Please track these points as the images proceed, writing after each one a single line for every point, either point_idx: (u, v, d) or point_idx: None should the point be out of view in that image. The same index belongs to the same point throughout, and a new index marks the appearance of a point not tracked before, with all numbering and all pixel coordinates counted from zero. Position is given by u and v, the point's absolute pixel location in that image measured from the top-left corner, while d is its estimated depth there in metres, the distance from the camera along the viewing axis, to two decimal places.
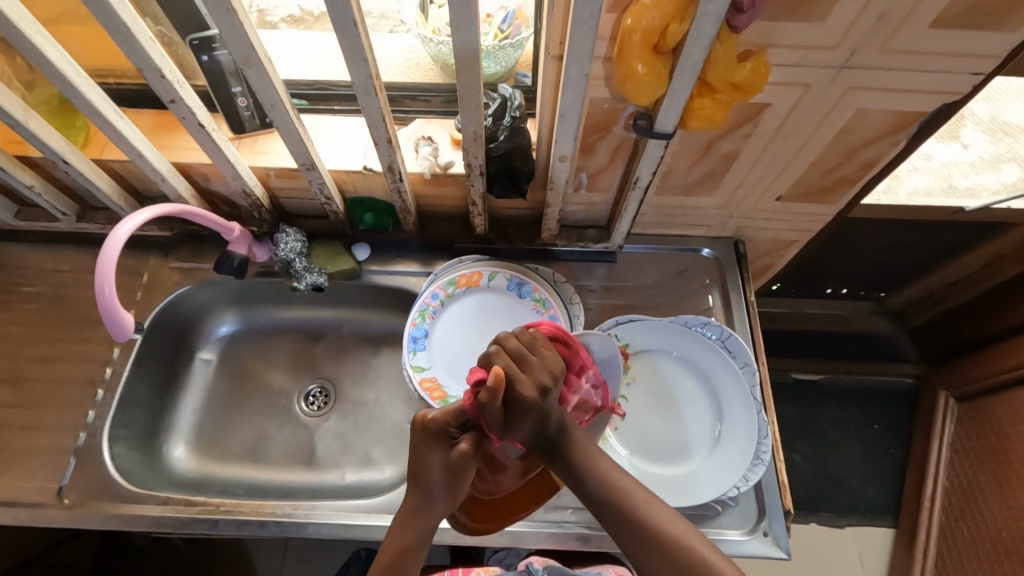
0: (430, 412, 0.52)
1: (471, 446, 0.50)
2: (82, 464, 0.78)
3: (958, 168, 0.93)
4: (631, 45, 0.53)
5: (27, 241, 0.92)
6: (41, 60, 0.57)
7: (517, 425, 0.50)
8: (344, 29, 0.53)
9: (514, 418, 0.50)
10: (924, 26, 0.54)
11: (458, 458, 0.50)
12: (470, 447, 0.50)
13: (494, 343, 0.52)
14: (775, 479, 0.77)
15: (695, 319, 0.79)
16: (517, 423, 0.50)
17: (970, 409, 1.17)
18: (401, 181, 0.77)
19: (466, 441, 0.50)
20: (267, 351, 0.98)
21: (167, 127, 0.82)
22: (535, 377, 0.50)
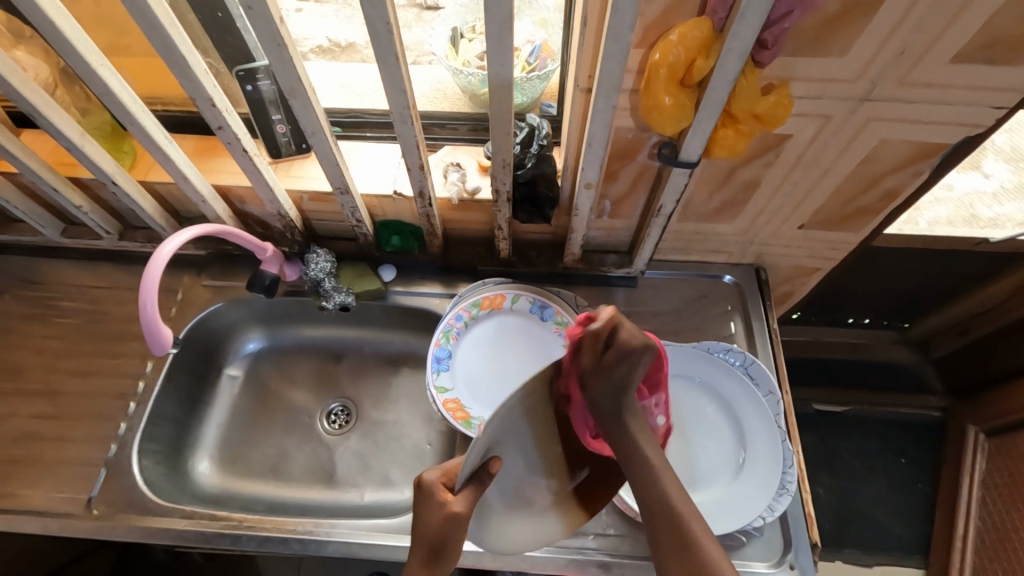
0: (424, 476, 0.53)
1: (467, 507, 0.52)
2: (112, 476, 0.80)
3: (980, 198, 0.95)
4: (657, 79, 0.55)
5: (68, 258, 0.96)
6: (104, 89, 0.61)
7: (615, 372, 0.57)
8: (386, 62, 0.56)
9: (620, 366, 0.57)
10: (945, 60, 0.55)
11: (456, 520, 0.52)
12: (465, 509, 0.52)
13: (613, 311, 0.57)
14: (801, 510, 0.76)
15: (718, 345, 0.80)
16: (606, 377, 0.57)
17: (1000, 445, 1.14)
18: (430, 206, 0.80)
19: (460, 505, 0.52)
20: (290, 369, 1.00)
21: (210, 152, 0.86)
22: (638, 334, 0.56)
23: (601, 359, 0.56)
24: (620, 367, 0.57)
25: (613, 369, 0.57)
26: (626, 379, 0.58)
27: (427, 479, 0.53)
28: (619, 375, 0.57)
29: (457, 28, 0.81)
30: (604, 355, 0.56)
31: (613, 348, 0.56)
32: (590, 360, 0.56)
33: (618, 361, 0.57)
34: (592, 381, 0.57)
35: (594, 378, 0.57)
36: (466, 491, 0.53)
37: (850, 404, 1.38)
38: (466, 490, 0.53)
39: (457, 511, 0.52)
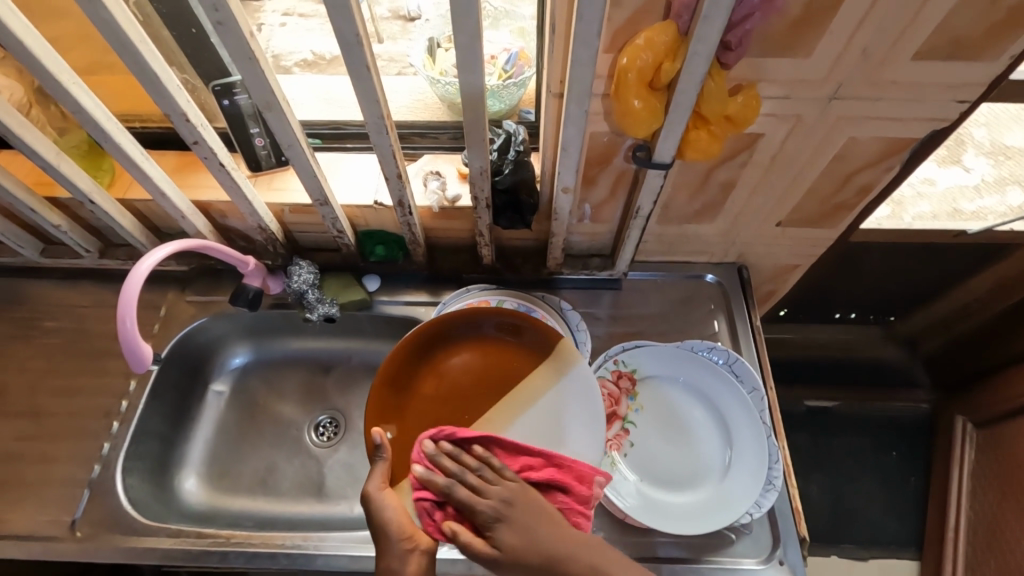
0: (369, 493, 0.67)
1: (368, 485, 0.65)
2: (95, 497, 0.79)
3: (964, 192, 0.96)
4: (626, 83, 0.56)
5: (50, 278, 0.96)
6: (76, 107, 0.61)
7: (486, 492, 0.61)
8: (358, 73, 0.56)
9: (486, 489, 0.61)
10: (907, 58, 0.56)
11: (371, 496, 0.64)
12: (369, 488, 0.64)
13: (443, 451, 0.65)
14: (789, 505, 0.76)
15: (701, 345, 0.81)
16: (494, 493, 0.61)
17: (988, 434, 1.15)
18: (410, 215, 0.80)
19: (368, 486, 0.65)
20: (277, 383, 1.00)
21: (189, 167, 0.86)
22: (450, 468, 0.63)
23: (478, 476, 0.63)
24: (489, 489, 0.61)
25: (493, 483, 0.62)
26: (513, 490, 0.61)
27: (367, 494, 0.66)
28: (495, 489, 0.62)
29: (434, 39, 0.81)
30: (461, 484, 0.62)
31: (477, 465, 0.63)
32: (468, 495, 0.61)
33: (492, 474, 0.63)
34: (483, 501, 0.60)
35: (488, 508, 0.60)
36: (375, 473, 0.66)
37: (840, 399, 1.38)
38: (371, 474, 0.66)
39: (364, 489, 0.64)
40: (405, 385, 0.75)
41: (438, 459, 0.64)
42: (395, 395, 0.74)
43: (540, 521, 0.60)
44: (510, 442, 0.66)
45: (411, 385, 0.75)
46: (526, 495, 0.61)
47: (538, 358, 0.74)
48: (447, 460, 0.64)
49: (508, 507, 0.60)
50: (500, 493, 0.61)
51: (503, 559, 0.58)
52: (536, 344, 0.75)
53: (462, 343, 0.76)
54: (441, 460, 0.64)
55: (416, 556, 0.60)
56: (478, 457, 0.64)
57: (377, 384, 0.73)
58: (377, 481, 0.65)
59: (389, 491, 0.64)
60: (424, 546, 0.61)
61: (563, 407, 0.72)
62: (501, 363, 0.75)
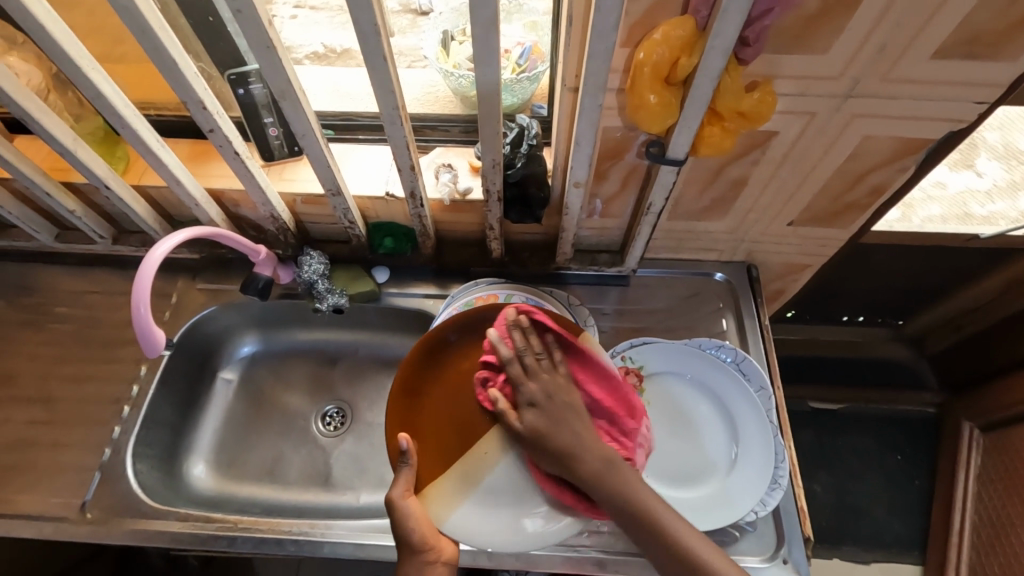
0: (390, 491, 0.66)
1: (392, 493, 0.64)
2: (106, 480, 0.80)
3: (974, 196, 0.95)
4: (642, 78, 0.56)
5: (63, 264, 0.97)
6: (94, 93, 0.61)
7: (536, 381, 0.64)
8: (374, 64, 0.57)
9: (538, 377, 0.65)
10: (926, 57, 0.56)
11: (397, 504, 0.63)
12: (394, 496, 0.63)
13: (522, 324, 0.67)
14: (793, 505, 0.76)
15: (709, 342, 0.80)
16: (540, 381, 0.64)
17: (995, 439, 1.14)
18: (421, 207, 0.80)
19: (392, 493, 0.64)
20: (286, 372, 1.01)
21: (203, 156, 0.87)
22: (527, 344, 0.66)
23: (534, 360, 0.65)
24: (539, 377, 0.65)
25: (545, 371, 0.65)
26: (558, 387, 0.65)
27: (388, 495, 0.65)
28: (548, 380, 0.65)
29: (447, 32, 0.81)
30: (523, 362, 0.65)
31: (540, 350, 0.66)
32: (519, 372, 0.65)
33: (549, 362, 0.66)
34: (529, 388, 0.64)
35: (525, 393, 0.64)
36: (399, 480, 0.65)
37: (848, 401, 1.39)
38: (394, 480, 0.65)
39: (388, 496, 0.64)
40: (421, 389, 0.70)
41: (517, 327, 0.67)
42: (411, 402, 0.70)
43: (574, 419, 0.63)
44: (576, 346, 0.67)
45: (427, 389, 0.70)
46: (566, 391, 0.65)
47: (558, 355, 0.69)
48: (529, 336, 0.67)
49: (551, 403, 0.64)
50: (549, 387, 0.64)
51: (526, 437, 0.63)
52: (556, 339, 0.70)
53: (477, 341, 0.71)
54: (520, 338, 0.66)
55: (438, 566, 0.63)
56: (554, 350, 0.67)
57: (394, 393, 0.69)
58: (400, 488, 0.64)
59: (412, 498, 0.64)
60: (445, 556, 0.64)
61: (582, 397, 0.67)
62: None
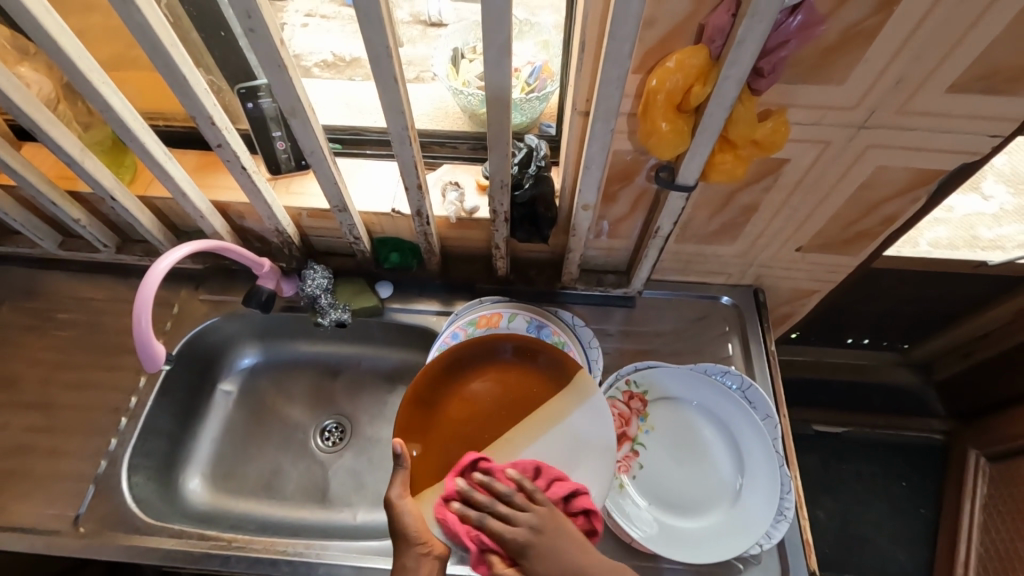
0: (390, 491, 0.62)
1: (392, 488, 0.62)
2: (100, 493, 0.79)
3: (980, 219, 0.94)
4: (655, 105, 0.56)
5: (68, 270, 0.96)
6: (102, 104, 0.61)
7: (528, 521, 0.58)
8: (385, 83, 0.56)
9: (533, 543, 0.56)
10: (941, 90, 0.55)
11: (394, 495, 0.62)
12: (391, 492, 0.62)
13: (469, 491, 0.61)
14: (800, 537, 0.75)
15: (715, 367, 0.80)
16: (523, 520, 0.58)
17: (1001, 469, 1.12)
18: (428, 224, 0.80)
19: (392, 489, 0.62)
20: (286, 385, 1.00)
21: (209, 167, 0.87)
22: (510, 507, 0.59)
23: (508, 505, 0.60)
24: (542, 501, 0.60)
25: (525, 508, 0.59)
26: (547, 517, 0.58)
27: (390, 494, 0.62)
28: (536, 527, 0.57)
29: (458, 49, 0.81)
30: (500, 501, 0.60)
31: (498, 493, 0.60)
32: (495, 524, 0.58)
33: (526, 496, 0.60)
34: (514, 529, 0.57)
35: (520, 531, 0.57)
36: (397, 479, 0.63)
37: (851, 425, 1.36)
38: (396, 477, 0.63)
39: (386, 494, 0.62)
40: (424, 414, 0.73)
41: (472, 492, 0.61)
42: (418, 416, 0.72)
43: (573, 547, 0.57)
44: (536, 463, 0.65)
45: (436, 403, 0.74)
46: (554, 518, 0.59)
47: (553, 388, 0.73)
48: (496, 483, 0.61)
49: (541, 526, 0.57)
50: (542, 546, 0.56)
51: None
52: (556, 371, 0.74)
53: (479, 368, 0.76)
54: (501, 495, 0.60)
55: (429, 561, 0.58)
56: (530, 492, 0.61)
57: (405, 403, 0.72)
58: (397, 488, 0.62)
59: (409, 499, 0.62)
60: (438, 551, 0.59)
61: (582, 429, 0.70)
62: (502, 385, 0.74)
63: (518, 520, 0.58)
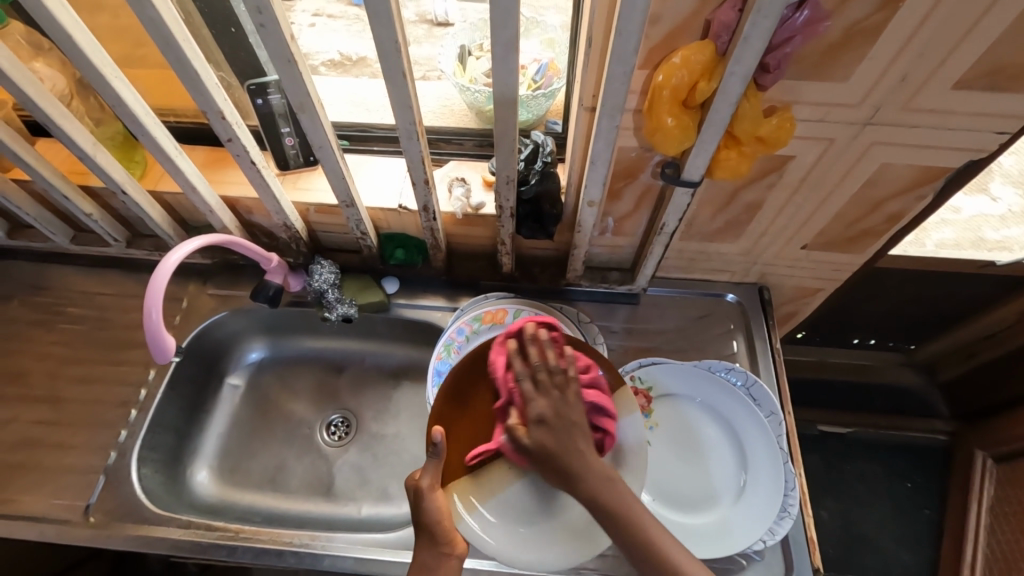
0: (419, 480, 0.62)
1: (421, 478, 0.62)
2: (110, 483, 0.80)
3: (987, 221, 0.93)
4: (661, 101, 0.56)
5: (78, 265, 0.98)
6: (115, 99, 0.62)
7: (551, 401, 0.59)
8: (393, 79, 0.57)
9: (549, 418, 0.58)
10: (947, 87, 0.56)
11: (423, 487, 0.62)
12: (422, 482, 0.62)
13: (519, 345, 0.62)
14: (803, 534, 0.75)
15: (720, 364, 0.79)
16: (552, 398, 0.59)
17: (1007, 471, 1.12)
18: (434, 220, 0.80)
19: (424, 480, 0.62)
20: (292, 380, 1.00)
21: (219, 162, 0.88)
22: (546, 377, 0.60)
23: (547, 376, 0.60)
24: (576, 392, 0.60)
25: (553, 388, 0.60)
26: (573, 407, 0.59)
27: (420, 484, 0.62)
28: (556, 406, 0.59)
29: (465, 47, 0.82)
30: (538, 366, 0.61)
31: (542, 363, 0.61)
32: (530, 387, 0.60)
33: (560, 378, 0.60)
34: (542, 400, 0.59)
35: (537, 407, 0.59)
36: (427, 471, 0.62)
37: (856, 426, 1.35)
38: (427, 470, 0.62)
39: (415, 481, 0.63)
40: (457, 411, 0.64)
41: (528, 344, 0.62)
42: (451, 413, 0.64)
43: (583, 444, 0.59)
44: (592, 363, 0.65)
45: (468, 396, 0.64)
46: (575, 409, 0.60)
47: None
48: (546, 350, 0.62)
49: (563, 412, 0.59)
50: (553, 426, 0.58)
51: (530, 452, 0.58)
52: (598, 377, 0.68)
53: None
54: (541, 366, 0.61)
55: (451, 561, 0.61)
56: (575, 381, 0.61)
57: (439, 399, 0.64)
58: (428, 479, 0.62)
59: (440, 491, 0.62)
60: (459, 551, 0.61)
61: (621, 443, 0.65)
62: None
63: (542, 394, 0.59)
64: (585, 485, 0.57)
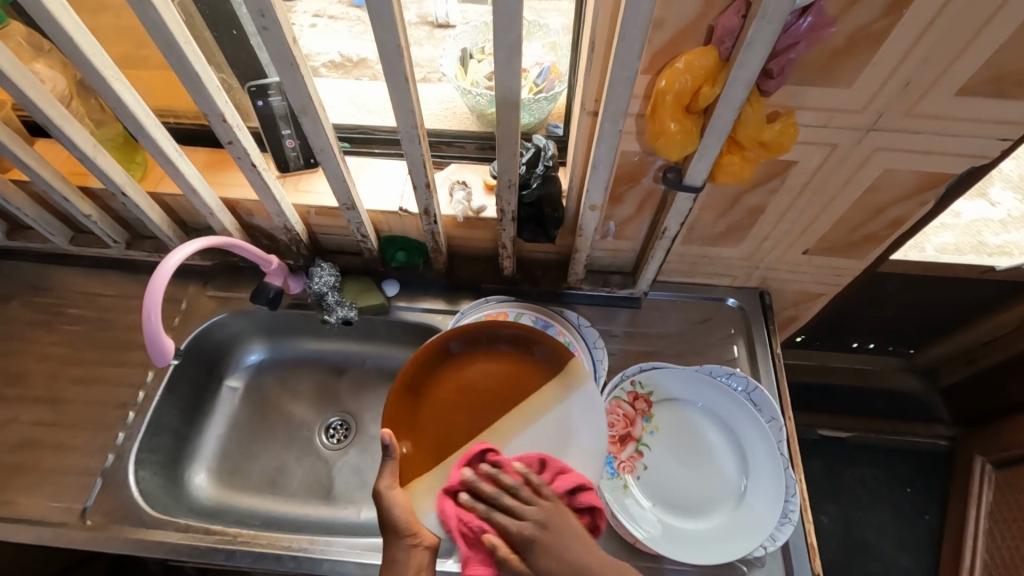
0: (380, 481, 0.63)
1: (382, 477, 0.63)
2: (108, 486, 0.79)
3: (988, 225, 0.94)
4: (663, 105, 0.56)
5: (78, 266, 0.97)
6: (116, 101, 0.62)
7: (529, 514, 0.58)
8: (395, 82, 0.57)
9: (538, 533, 0.56)
10: (951, 93, 0.55)
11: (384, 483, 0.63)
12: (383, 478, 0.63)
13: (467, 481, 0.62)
14: (804, 540, 0.75)
15: (720, 369, 0.79)
16: (530, 514, 0.57)
17: (1007, 477, 1.11)
18: (435, 223, 0.80)
19: (384, 478, 0.63)
20: (292, 382, 1.00)
21: (220, 164, 0.87)
22: (511, 498, 0.59)
23: (509, 496, 0.60)
24: (547, 497, 0.60)
25: (526, 503, 0.59)
26: (549, 511, 0.58)
27: (381, 484, 0.63)
28: (537, 517, 0.57)
29: (467, 49, 0.82)
30: (496, 495, 0.60)
31: (501, 487, 0.61)
32: (500, 514, 0.58)
33: (528, 491, 0.60)
34: (518, 521, 0.57)
35: (521, 525, 0.57)
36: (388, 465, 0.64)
37: (856, 431, 1.35)
38: (387, 465, 0.64)
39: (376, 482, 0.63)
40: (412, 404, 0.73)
41: (473, 482, 0.62)
42: (407, 407, 0.73)
43: (575, 538, 0.56)
44: (541, 457, 0.65)
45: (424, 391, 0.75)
46: (558, 514, 0.58)
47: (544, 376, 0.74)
48: (497, 473, 0.62)
49: (544, 520, 0.57)
50: (543, 539, 0.56)
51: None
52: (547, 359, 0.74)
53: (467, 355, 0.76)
54: (500, 490, 0.60)
55: (420, 551, 0.59)
56: (539, 489, 0.60)
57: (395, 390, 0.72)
58: (387, 478, 0.63)
59: (398, 489, 0.63)
60: (428, 542, 0.60)
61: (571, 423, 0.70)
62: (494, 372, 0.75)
63: (519, 512, 0.58)
64: (595, 568, 0.54)
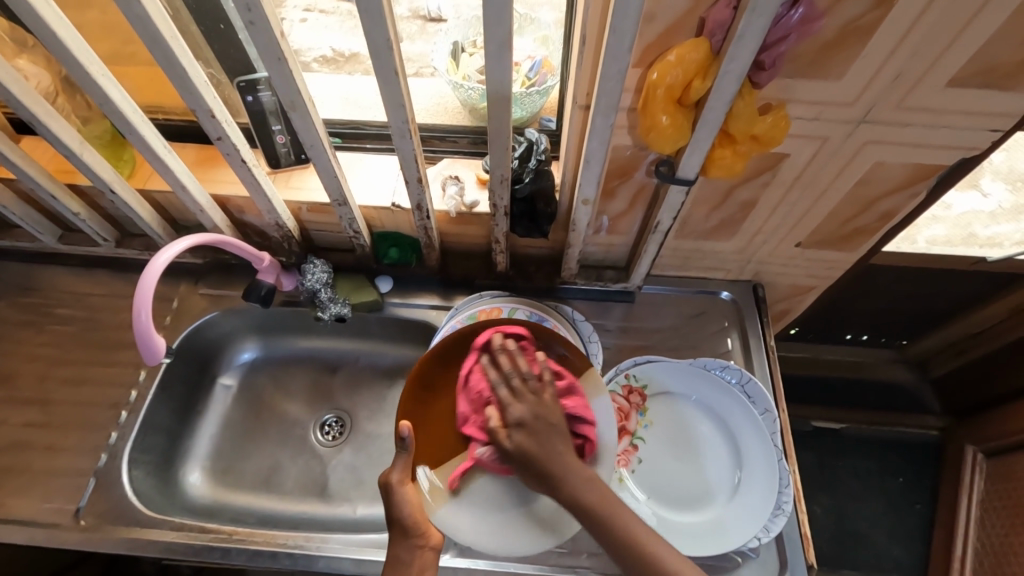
0: (390, 474, 0.64)
1: (393, 473, 0.64)
2: (101, 487, 0.79)
3: (977, 217, 0.93)
4: (655, 99, 0.56)
5: (67, 265, 0.96)
6: (102, 97, 0.61)
7: (522, 407, 0.62)
8: (385, 77, 0.56)
9: (530, 423, 0.61)
10: (941, 85, 0.56)
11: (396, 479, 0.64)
12: (394, 473, 0.64)
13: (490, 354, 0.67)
14: (798, 531, 0.75)
15: (714, 362, 0.80)
16: (526, 402, 0.62)
17: (997, 465, 1.13)
18: (427, 219, 0.80)
19: (395, 472, 0.64)
20: (286, 380, 1.00)
21: (210, 161, 0.86)
22: (519, 382, 0.64)
23: (519, 381, 0.64)
24: (552, 399, 0.63)
25: (528, 392, 0.63)
26: (549, 407, 0.62)
27: (391, 477, 0.64)
28: (531, 409, 0.62)
29: (458, 43, 0.81)
30: (507, 374, 0.65)
31: (516, 371, 0.65)
32: (506, 393, 0.63)
33: (535, 384, 0.64)
34: (516, 405, 0.62)
35: (514, 412, 0.62)
36: (399, 460, 0.65)
37: (849, 422, 1.37)
38: (398, 460, 0.65)
39: (386, 475, 0.64)
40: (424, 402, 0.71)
41: (498, 354, 0.67)
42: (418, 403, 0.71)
43: (558, 442, 0.61)
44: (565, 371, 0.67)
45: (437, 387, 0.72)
46: (552, 411, 0.62)
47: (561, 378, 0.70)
48: (515, 357, 0.66)
49: (538, 419, 0.62)
50: (533, 431, 0.61)
51: (512, 456, 0.61)
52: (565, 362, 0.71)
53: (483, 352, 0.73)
54: (513, 372, 0.65)
55: (427, 552, 0.63)
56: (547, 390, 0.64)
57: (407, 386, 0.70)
58: (398, 473, 0.64)
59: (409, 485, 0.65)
60: (433, 543, 0.64)
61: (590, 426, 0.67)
62: None
63: (521, 401, 0.63)
64: (561, 485, 0.59)
